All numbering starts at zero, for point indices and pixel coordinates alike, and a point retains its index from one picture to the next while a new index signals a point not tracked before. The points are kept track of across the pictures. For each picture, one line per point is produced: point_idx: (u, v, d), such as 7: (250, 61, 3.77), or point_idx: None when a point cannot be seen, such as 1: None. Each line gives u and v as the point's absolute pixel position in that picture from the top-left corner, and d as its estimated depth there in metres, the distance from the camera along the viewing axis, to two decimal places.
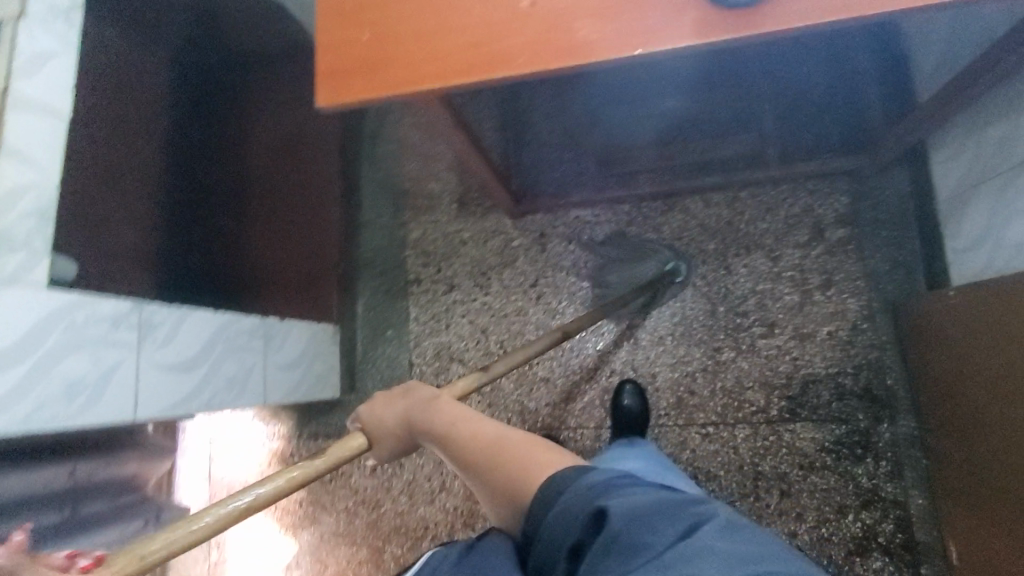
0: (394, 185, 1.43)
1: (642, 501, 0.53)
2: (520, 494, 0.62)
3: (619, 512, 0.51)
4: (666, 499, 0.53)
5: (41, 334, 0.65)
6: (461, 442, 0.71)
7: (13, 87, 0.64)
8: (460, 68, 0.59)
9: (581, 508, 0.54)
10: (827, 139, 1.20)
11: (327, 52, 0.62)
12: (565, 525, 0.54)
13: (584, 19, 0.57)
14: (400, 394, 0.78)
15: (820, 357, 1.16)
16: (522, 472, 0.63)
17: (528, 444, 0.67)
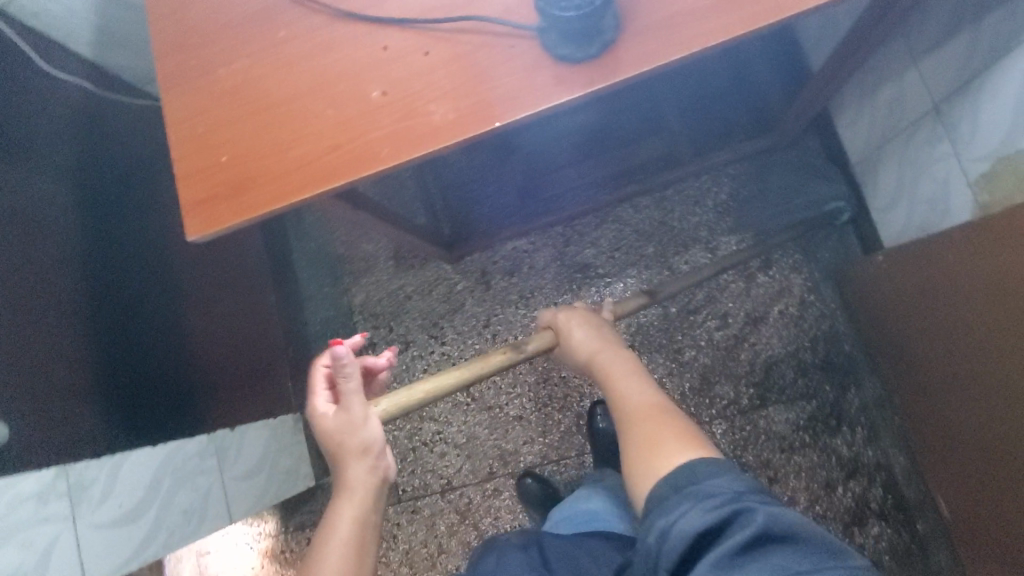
0: (327, 254, 1.38)
1: (791, 530, 0.45)
2: (632, 464, 0.58)
3: (754, 534, 0.44)
4: (813, 529, 0.46)
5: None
6: (611, 386, 0.69)
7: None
8: (324, 174, 0.56)
9: (723, 508, 0.46)
10: (737, 123, 1.20)
11: (191, 181, 0.59)
12: (693, 515, 0.46)
13: (439, 98, 0.55)
14: (593, 330, 0.81)
15: (777, 337, 1.16)
16: (641, 440, 0.58)
17: (662, 414, 0.61)
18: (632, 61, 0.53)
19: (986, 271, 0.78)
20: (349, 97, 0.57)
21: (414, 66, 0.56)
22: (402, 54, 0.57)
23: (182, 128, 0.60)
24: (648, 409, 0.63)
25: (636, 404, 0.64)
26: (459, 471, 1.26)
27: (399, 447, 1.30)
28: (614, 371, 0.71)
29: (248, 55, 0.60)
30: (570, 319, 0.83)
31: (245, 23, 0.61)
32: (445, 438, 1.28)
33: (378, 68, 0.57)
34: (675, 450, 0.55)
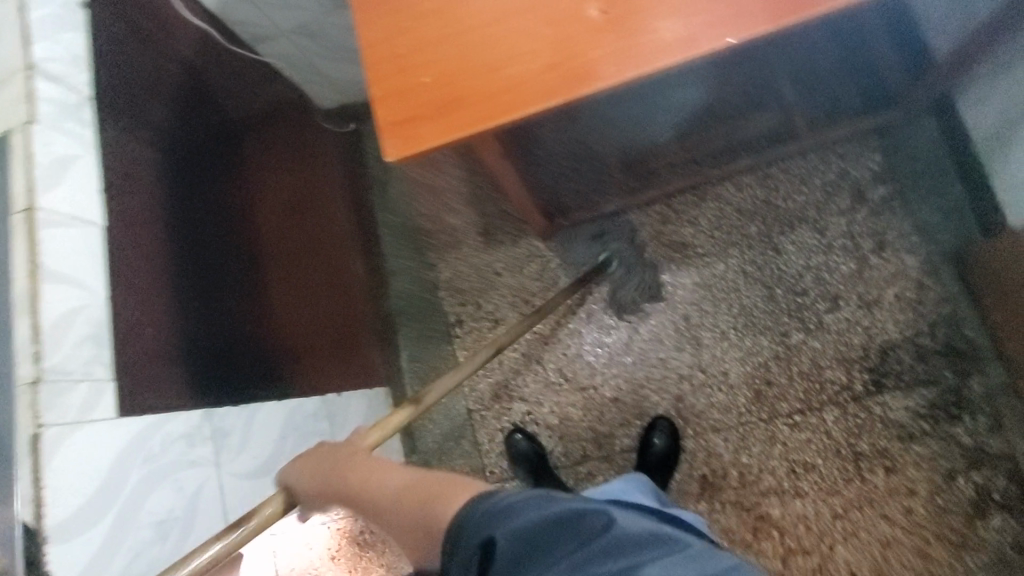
0: (411, 229, 1.39)
1: (543, 515, 0.53)
2: (427, 518, 0.59)
3: (508, 539, 0.52)
4: (560, 503, 0.54)
5: (119, 470, 0.62)
6: (366, 491, 0.65)
7: (39, 205, 0.61)
8: (543, 92, 0.54)
9: (478, 533, 0.54)
10: (848, 101, 1.18)
11: (389, 102, 0.57)
12: (476, 549, 0.53)
13: (667, 15, 0.53)
14: (328, 450, 0.70)
15: (892, 321, 1.12)
16: (420, 505, 0.61)
17: (432, 482, 0.62)
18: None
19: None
20: (567, 16, 0.55)
21: None
22: None
23: (378, 48, 0.58)
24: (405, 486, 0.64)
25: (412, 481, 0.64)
26: (550, 453, 1.22)
27: (487, 426, 1.26)
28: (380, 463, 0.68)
29: None
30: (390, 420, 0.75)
31: None
32: (535, 419, 1.24)
33: None
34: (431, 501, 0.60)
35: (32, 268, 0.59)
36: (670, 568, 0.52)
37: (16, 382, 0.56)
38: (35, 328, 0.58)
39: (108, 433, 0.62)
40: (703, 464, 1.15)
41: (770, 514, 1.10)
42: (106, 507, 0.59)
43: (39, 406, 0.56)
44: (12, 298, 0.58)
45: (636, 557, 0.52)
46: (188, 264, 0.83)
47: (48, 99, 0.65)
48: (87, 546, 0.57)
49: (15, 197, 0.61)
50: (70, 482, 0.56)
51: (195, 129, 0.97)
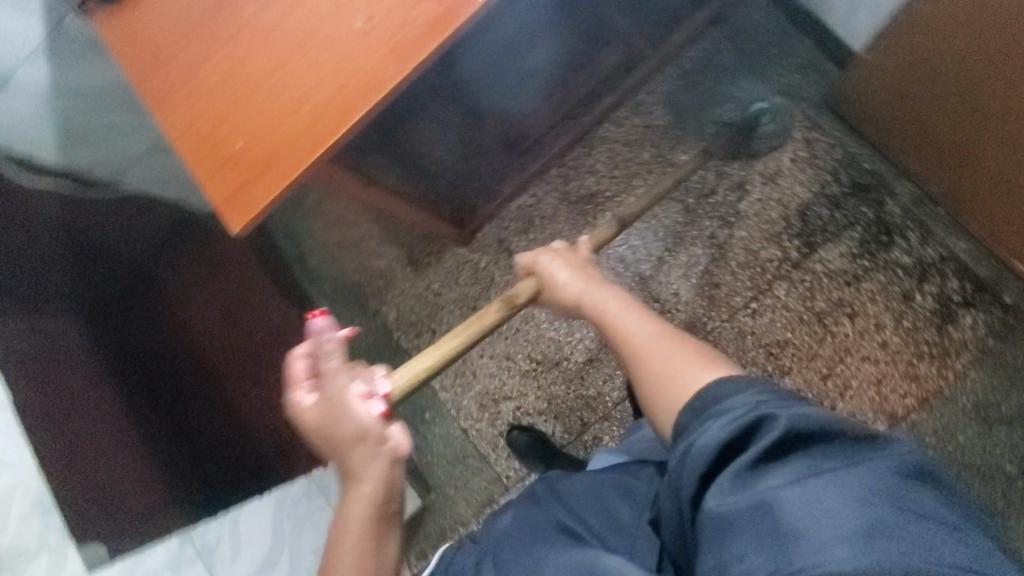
0: (347, 286, 1.37)
1: (818, 429, 0.44)
2: (669, 383, 0.57)
3: (786, 427, 0.44)
4: (844, 428, 0.45)
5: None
6: (611, 326, 0.67)
7: None
8: (344, 113, 0.55)
9: (739, 409, 0.47)
10: (677, 5, 1.23)
11: (214, 181, 0.58)
12: (715, 427, 0.47)
13: (420, 1, 0.56)
14: (562, 267, 0.79)
15: (798, 183, 1.17)
16: (669, 363, 0.59)
17: (676, 342, 0.61)
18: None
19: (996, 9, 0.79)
20: (339, 38, 0.57)
21: None
22: None
23: (187, 138, 0.59)
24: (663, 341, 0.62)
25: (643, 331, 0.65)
26: (553, 436, 1.23)
27: (486, 437, 1.26)
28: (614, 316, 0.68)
29: (224, 48, 0.60)
30: (551, 262, 0.80)
31: (206, 15, 0.61)
32: (527, 411, 1.25)
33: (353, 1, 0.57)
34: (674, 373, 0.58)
35: None
36: (953, 555, 0.39)
37: None
38: None
39: None
40: None
41: None
42: None
43: None
44: None
45: (934, 536, 0.40)
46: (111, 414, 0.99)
47: None
48: None
49: None
50: None
51: (102, 300, 1.07)
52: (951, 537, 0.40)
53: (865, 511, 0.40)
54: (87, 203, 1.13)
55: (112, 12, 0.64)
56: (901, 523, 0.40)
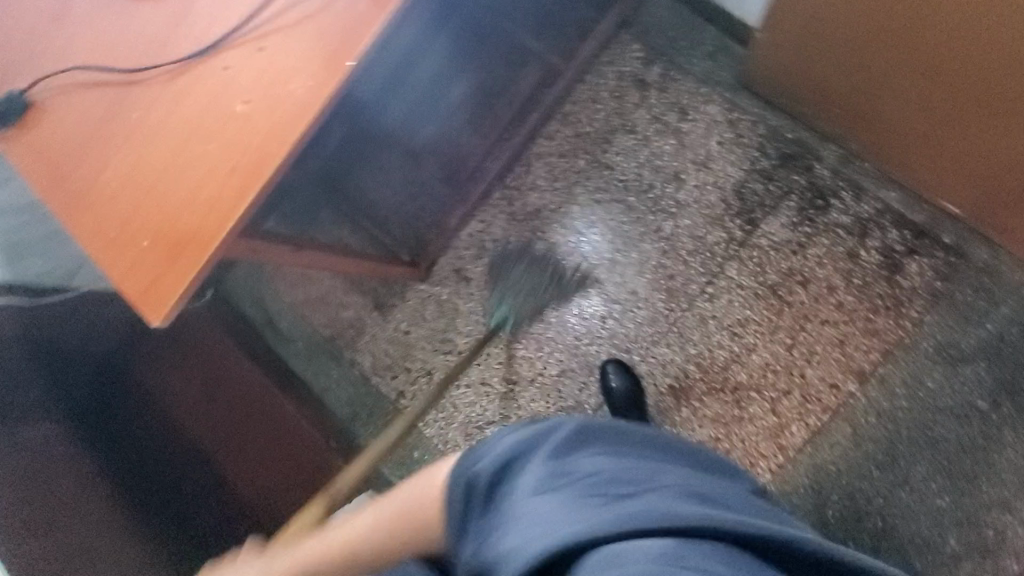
0: (318, 341, 1.39)
1: (510, 453, 0.54)
2: (424, 535, 0.60)
3: (489, 470, 0.53)
4: (528, 440, 0.55)
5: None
6: (327, 538, 0.67)
7: None
8: (238, 194, 0.58)
9: (462, 474, 0.54)
10: (584, 15, 1.26)
11: (130, 279, 0.60)
12: (453, 493, 0.54)
13: (292, 76, 0.58)
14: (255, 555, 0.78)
15: (730, 164, 1.20)
16: (404, 526, 0.61)
17: (391, 516, 0.63)
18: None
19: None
20: (224, 125, 0.59)
21: (259, 66, 0.60)
22: (246, 63, 0.60)
23: (99, 242, 0.62)
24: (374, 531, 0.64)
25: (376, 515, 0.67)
26: None
27: None
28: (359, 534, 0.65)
29: (120, 151, 0.62)
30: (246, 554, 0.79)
31: (100, 122, 0.63)
32: None
33: (231, 86, 0.60)
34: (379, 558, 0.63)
35: None
36: (622, 479, 0.51)
37: None
38: None
39: None
40: (665, 376, 1.18)
41: (741, 381, 1.14)
42: None
43: None
44: None
45: (608, 476, 0.51)
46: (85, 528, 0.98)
47: None
48: None
49: None
50: None
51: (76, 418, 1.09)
52: (620, 468, 0.52)
53: (560, 489, 0.50)
54: (44, 319, 1.13)
55: (10, 131, 0.66)
56: (585, 481, 0.50)
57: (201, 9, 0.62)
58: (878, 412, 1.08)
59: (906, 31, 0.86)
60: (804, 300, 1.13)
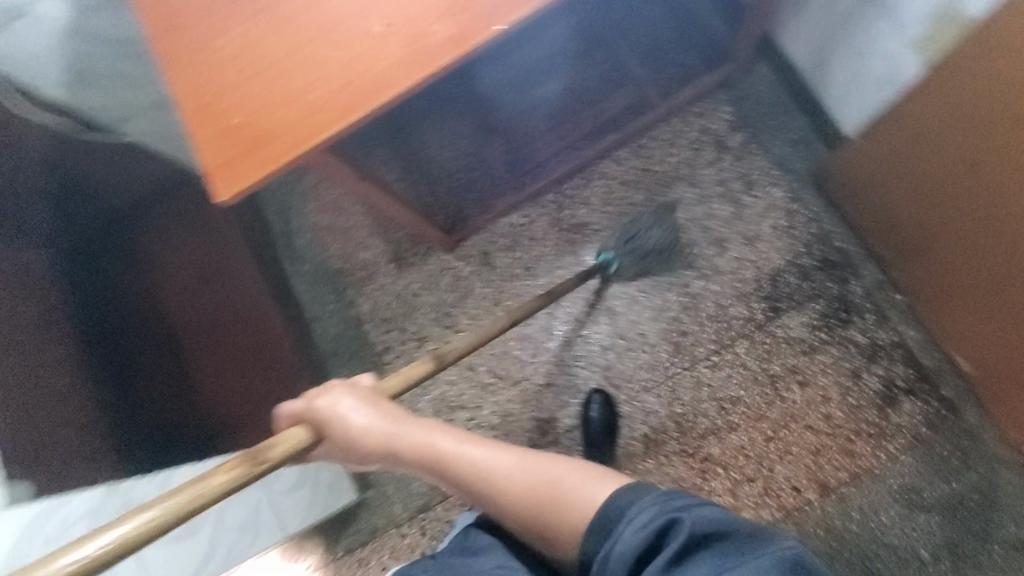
0: (325, 270, 1.38)
1: (710, 524, 0.54)
2: (553, 533, 0.64)
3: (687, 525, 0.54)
4: (740, 531, 0.54)
5: (29, 537, 0.80)
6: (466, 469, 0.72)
7: None
8: (347, 110, 0.59)
9: (658, 517, 0.55)
10: (692, 63, 1.29)
11: (205, 147, 0.60)
12: (628, 533, 0.56)
13: (441, 18, 0.59)
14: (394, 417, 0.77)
15: (775, 250, 1.22)
16: (535, 513, 0.65)
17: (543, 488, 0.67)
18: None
19: (967, 95, 0.84)
20: (356, 37, 0.60)
21: None
22: None
23: (187, 98, 0.61)
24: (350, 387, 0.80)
25: (384, 430, 0.76)
26: None
27: None
28: (454, 457, 0.73)
29: (242, 22, 0.62)
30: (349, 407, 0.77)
31: None
32: (479, 423, 1.26)
33: (375, 5, 0.60)
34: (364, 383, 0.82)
35: None
36: None
37: None
38: None
39: None
40: (643, 424, 1.20)
41: (712, 454, 1.16)
42: None
43: None
44: None
45: None
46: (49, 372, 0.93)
47: None
48: None
49: None
50: None
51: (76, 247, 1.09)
52: None
53: None
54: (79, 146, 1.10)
55: None
56: None
57: None
58: (827, 527, 1.11)
59: (971, 184, 0.91)
60: (796, 398, 1.16)
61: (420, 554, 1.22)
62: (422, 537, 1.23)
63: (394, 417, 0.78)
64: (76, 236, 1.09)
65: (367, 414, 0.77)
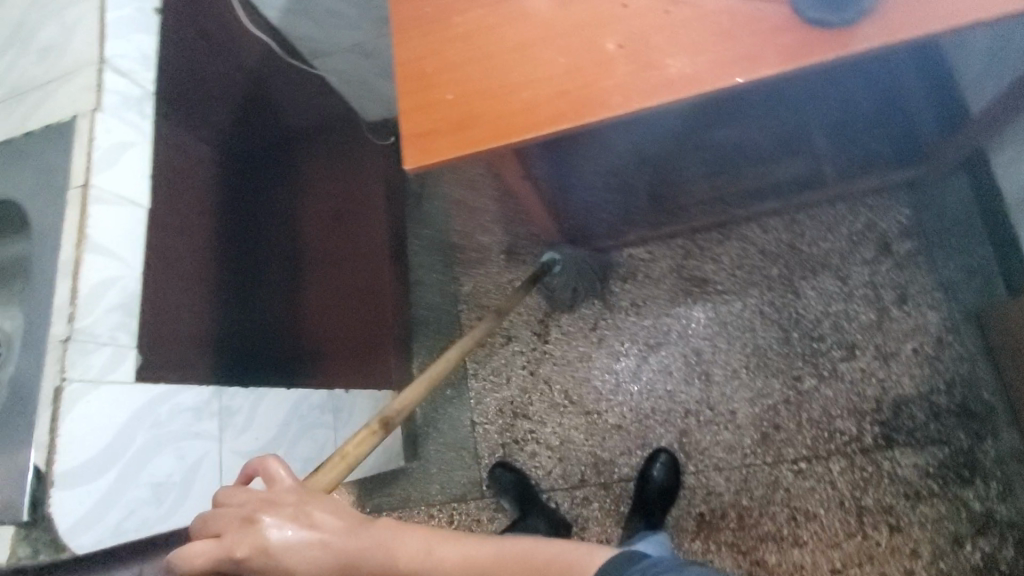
0: (442, 243, 1.43)
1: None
2: None
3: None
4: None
5: (137, 418, 0.60)
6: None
7: (104, 109, 0.63)
8: (551, 118, 0.57)
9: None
10: (881, 153, 1.18)
11: (413, 115, 0.61)
12: None
13: (676, 53, 0.56)
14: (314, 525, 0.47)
15: (908, 376, 1.10)
16: None
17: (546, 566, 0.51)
18: (870, 35, 0.52)
19: None
20: (585, 47, 0.58)
21: (653, 19, 0.57)
22: (645, 9, 0.58)
23: (409, 65, 0.63)
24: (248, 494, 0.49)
25: (319, 557, 0.46)
26: (548, 474, 1.22)
27: (489, 439, 1.28)
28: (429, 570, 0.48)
29: (483, 6, 0.63)
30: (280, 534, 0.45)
31: None
32: (537, 438, 1.25)
33: (613, 22, 0.58)
34: (273, 474, 0.50)
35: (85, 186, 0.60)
36: None
37: (49, 337, 0.55)
38: (77, 245, 0.58)
39: (119, 399, 0.58)
40: (702, 503, 1.13)
41: (766, 561, 1.08)
42: (112, 462, 0.57)
43: (66, 365, 0.54)
44: (59, 229, 0.59)
45: None
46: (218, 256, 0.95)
47: (110, 91, 0.64)
48: (77, 508, 0.54)
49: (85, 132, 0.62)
50: (80, 434, 0.54)
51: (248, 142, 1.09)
52: None
53: None
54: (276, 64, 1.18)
55: None
56: None
57: None
58: None
59: None
60: (878, 541, 1.05)
61: None
62: (446, 524, 1.25)
63: (326, 514, 0.48)
64: (249, 139, 1.10)
65: (291, 531, 0.46)
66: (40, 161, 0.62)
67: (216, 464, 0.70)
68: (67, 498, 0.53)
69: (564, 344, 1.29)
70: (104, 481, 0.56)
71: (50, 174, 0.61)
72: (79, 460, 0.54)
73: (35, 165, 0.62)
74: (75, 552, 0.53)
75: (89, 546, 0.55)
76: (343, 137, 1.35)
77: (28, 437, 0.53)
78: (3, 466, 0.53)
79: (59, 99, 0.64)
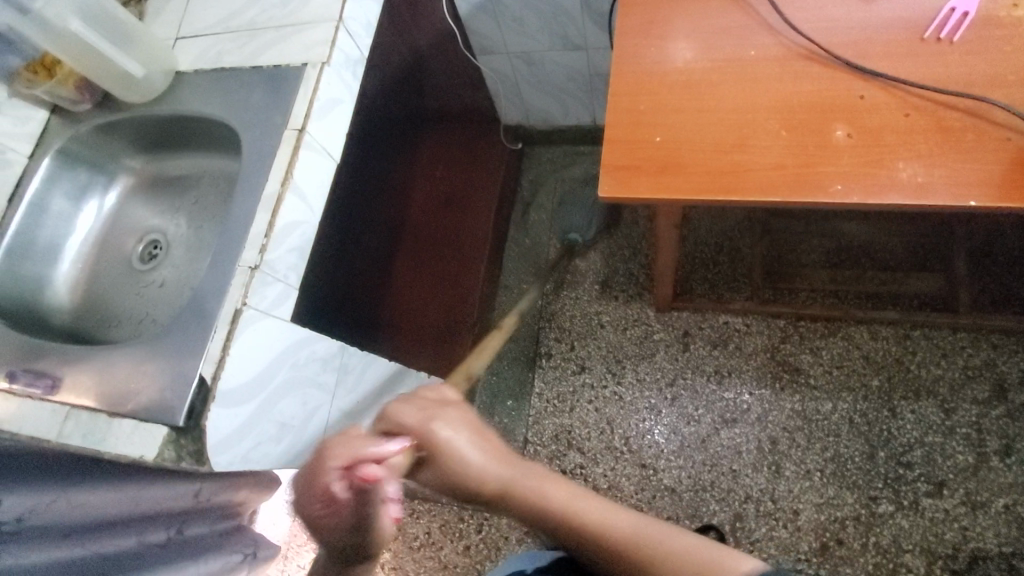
0: (538, 256, 1.44)
1: None
2: None
3: None
4: None
5: (283, 356, 0.63)
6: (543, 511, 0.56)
7: (331, 64, 0.68)
8: (761, 187, 0.57)
9: None
10: (1020, 293, 1.13)
11: (618, 147, 0.62)
12: None
13: (908, 157, 0.56)
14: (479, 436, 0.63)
15: (994, 532, 1.04)
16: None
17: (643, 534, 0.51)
18: None
19: None
20: (812, 129, 0.58)
21: (890, 119, 0.57)
22: (882, 107, 0.58)
23: (623, 98, 0.64)
24: (416, 408, 0.64)
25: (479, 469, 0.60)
26: None
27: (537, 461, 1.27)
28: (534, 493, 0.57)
29: (714, 59, 0.64)
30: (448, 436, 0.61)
31: (712, 26, 0.65)
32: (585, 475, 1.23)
33: (846, 111, 0.58)
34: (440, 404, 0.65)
35: (301, 131, 0.64)
36: None
37: (241, 262, 0.59)
38: (284, 182, 0.62)
39: (277, 335, 0.62)
40: None
41: None
42: (256, 392, 0.60)
43: (248, 291, 0.58)
44: (272, 166, 0.63)
45: None
46: (357, 205, 0.93)
47: (340, 48, 0.69)
48: (225, 426, 0.57)
49: (309, 81, 0.66)
50: (242, 356, 0.58)
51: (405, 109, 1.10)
52: None
53: None
54: None
55: None
56: None
57: (888, 38, 0.61)
58: None
59: None
60: None
61: (463, 545, 1.24)
62: (473, 533, 1.24)
63: (471, 447, 0.61)
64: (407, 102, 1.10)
65: (468, 441, 0.62)
66: (266, 99, 0.67)
67: (324, 417, 0.73)
68: (219, 416, 0.56)
69: (637, 391, 1.27)
70: (248, 405, 0.59)
71: (274, 113, 0.66)
72: (237, 384, 0.57)
73: (261, 101, 0.67)
74: (212, 467, 0.56)
75: (221, 466, 0.57)
76: (481, 132, 1.38)
77: (200, 349, 0.57)
78: (168, 369, 0.57)
79: (294, 46, 0.69)
